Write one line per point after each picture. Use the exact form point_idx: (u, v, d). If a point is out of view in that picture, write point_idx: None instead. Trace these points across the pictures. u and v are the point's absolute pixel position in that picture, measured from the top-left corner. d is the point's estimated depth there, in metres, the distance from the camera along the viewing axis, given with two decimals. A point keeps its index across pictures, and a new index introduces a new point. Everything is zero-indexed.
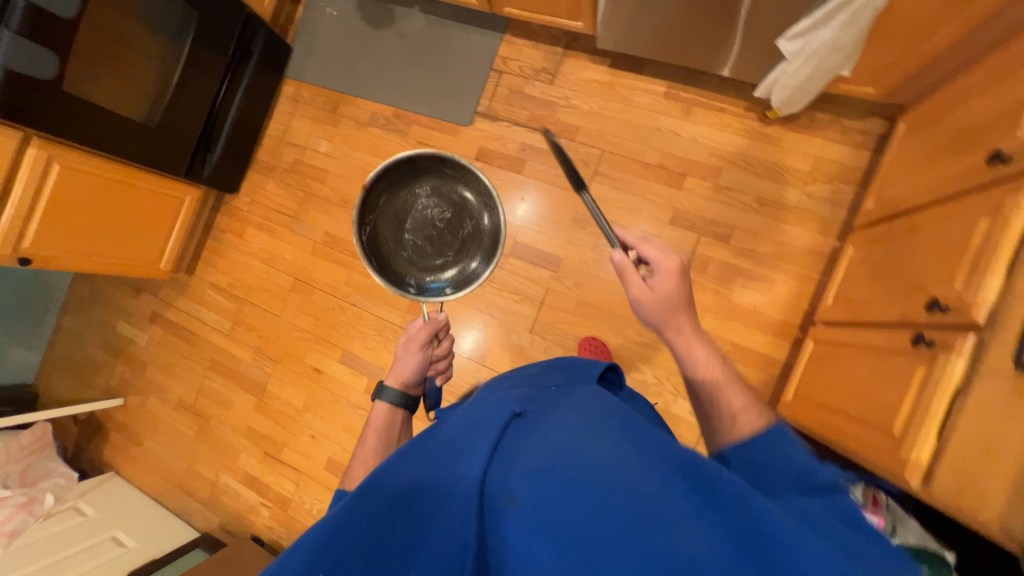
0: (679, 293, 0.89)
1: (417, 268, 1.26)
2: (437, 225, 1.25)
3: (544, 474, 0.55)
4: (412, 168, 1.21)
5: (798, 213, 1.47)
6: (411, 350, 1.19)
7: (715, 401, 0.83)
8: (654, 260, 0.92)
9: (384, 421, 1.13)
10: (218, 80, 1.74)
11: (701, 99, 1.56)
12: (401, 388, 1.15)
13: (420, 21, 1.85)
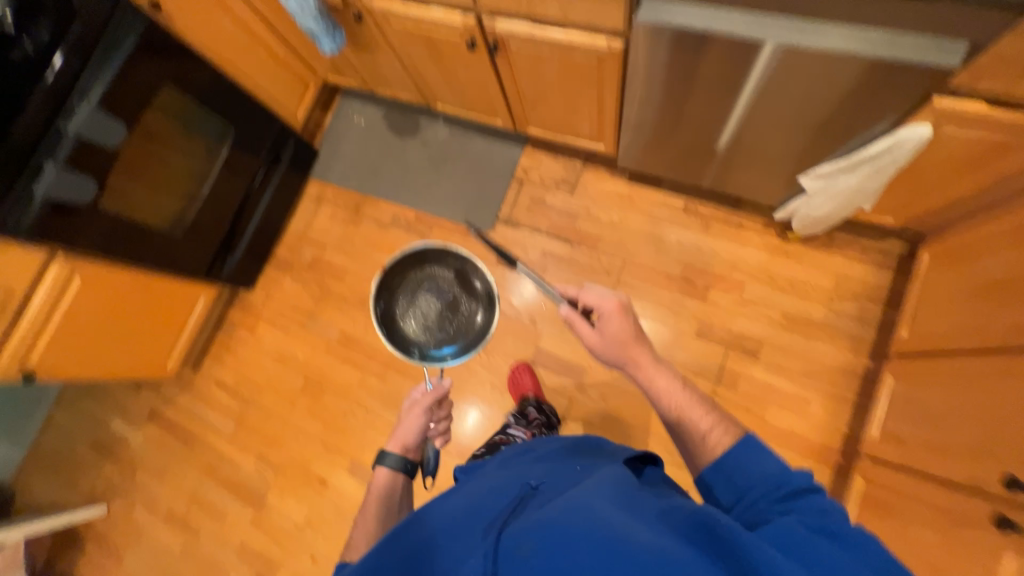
0: (626, 330, 0.99)
1: (426, 339, 1.30)
2: (441, 306, 1.31)
3: (540, 524, 0.60)
4: (414, 260, 1.28)
5: (826, 330, 1.46)
6: (414, 412, 1.12)
7: (684, 423, 0.86)
8: (601, 305, 1.04)
9: (384, 487, 1.06)
10: (246, 185, 1.79)
11: (719, 215, 1.62)
12: (400, 452, 1.08)
13: (444, 132, 1.95)
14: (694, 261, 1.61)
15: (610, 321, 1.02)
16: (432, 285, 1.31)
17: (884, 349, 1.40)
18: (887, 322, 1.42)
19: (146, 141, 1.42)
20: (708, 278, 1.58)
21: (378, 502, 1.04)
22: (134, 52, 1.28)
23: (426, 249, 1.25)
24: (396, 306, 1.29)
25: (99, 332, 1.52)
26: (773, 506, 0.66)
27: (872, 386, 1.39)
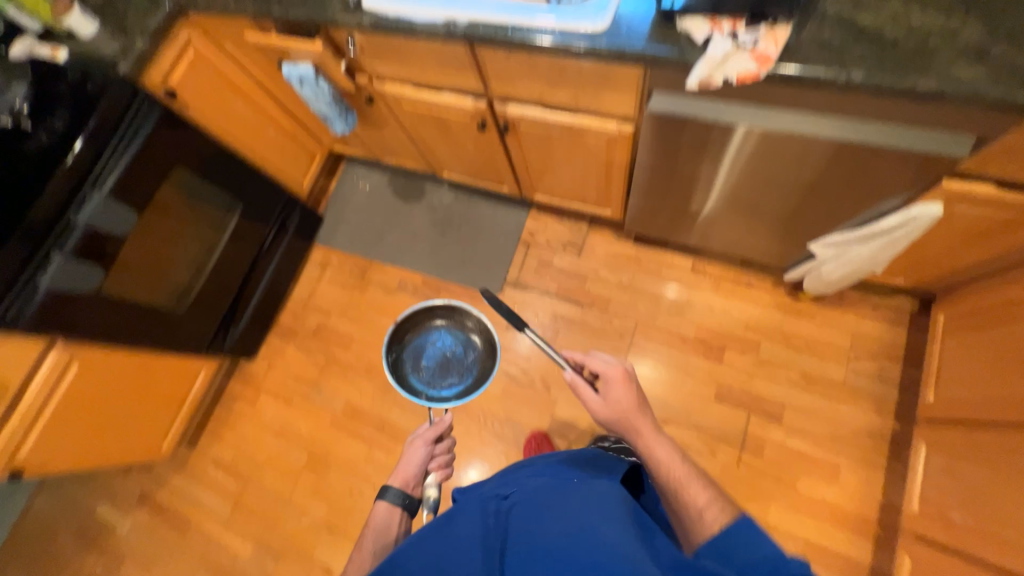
0: (628, 397, 1.03)
1: (435, 384, 1.38)
2: (449, 354, 1.39)
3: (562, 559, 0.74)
4: (424, 312, 1.37)
5: (847, 391, 1.44)
6: (416, 445, 1.12)
7: (681, 497, 0.89)
8: (605, 371, 1.06)
9: (380, 524, 1.00)
10: (251, 257, 1.78)
11: (727, 274, 1.63)
12: (401, 486, 1.05)
13: (449, 197, 1.99)
14: (707, 321, 1.60)
15: (612, 388, 1.05)
16: (440, 336, 1.39)
17: (908, 410, 1.38)
18: (908, 381, 1.41)
19: (160, 213, 1.41)
20: (723, 339, 1.57)
21: (373, 540, 0.98)
22: (148, 139, 1.29)
23: (435, 303, 1.35)
24: (408, 358, 1.38)
25: (94, 418, 1.45)
26: None
27: (902, 449, 1.36)
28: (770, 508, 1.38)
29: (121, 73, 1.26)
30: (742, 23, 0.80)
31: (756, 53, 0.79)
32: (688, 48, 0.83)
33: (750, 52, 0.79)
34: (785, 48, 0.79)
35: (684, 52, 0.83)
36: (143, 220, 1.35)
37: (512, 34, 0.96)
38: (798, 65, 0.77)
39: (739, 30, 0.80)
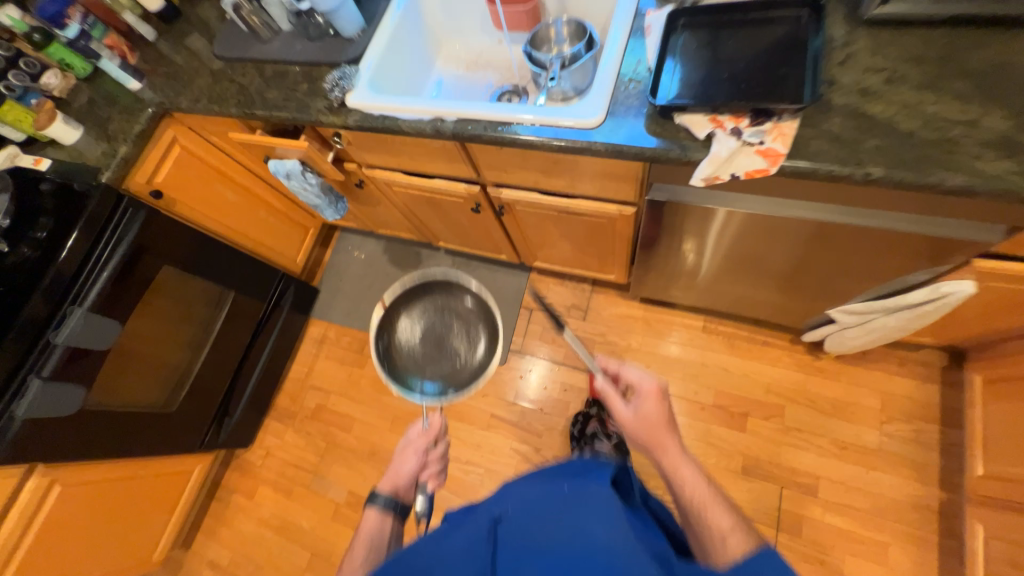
0: (659, 413, 0.85)
1: (428, 376, 0.86)
2: (444, 334, 0.87)
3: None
4: (415, 284, 0.88)
5: (883, 458, 1.34)
6: (406, 451, 1.00)
7: (703, 522, 0.69)
8: (641, 381, 0.89)
9: (368, 536, 0.87)
10: (245, 344, 1.72)
11: (741, 333, 1.56)
12: (391, 494, 0.92)
13: (446, 262, 1.94)
14: (725, 386, 1.52)
15: (644, 401, 0.87)
16: (434, 310, 0.88)
17: (954, 478, 1.28)
18: (949, 445, 1.31)
19: (149, 311, 1.37)
20: (745, 404, 1.48)
21: (361, 553, 0.84)
22: (133, 244, 1.25)
23: (431, 270, 0.87)
24: (398, 338, 0.86)
25: (78, 539, 1.35)
26: None
27: (954, 524, 1.25)
28: None
29: (102, 182, 1.22)
30: (745, 120, 0.76)
31: (763, 150, 0.74)
32: (689, 146, 0.78)
33: (757, 150, 0.74)
34: (793, 144, 0.74)
35: (685, 150, 0.79)
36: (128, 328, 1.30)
37: (502, 133, 0.92)
38: (809, 163, 0.72)
39: (742, 127, 0.76)
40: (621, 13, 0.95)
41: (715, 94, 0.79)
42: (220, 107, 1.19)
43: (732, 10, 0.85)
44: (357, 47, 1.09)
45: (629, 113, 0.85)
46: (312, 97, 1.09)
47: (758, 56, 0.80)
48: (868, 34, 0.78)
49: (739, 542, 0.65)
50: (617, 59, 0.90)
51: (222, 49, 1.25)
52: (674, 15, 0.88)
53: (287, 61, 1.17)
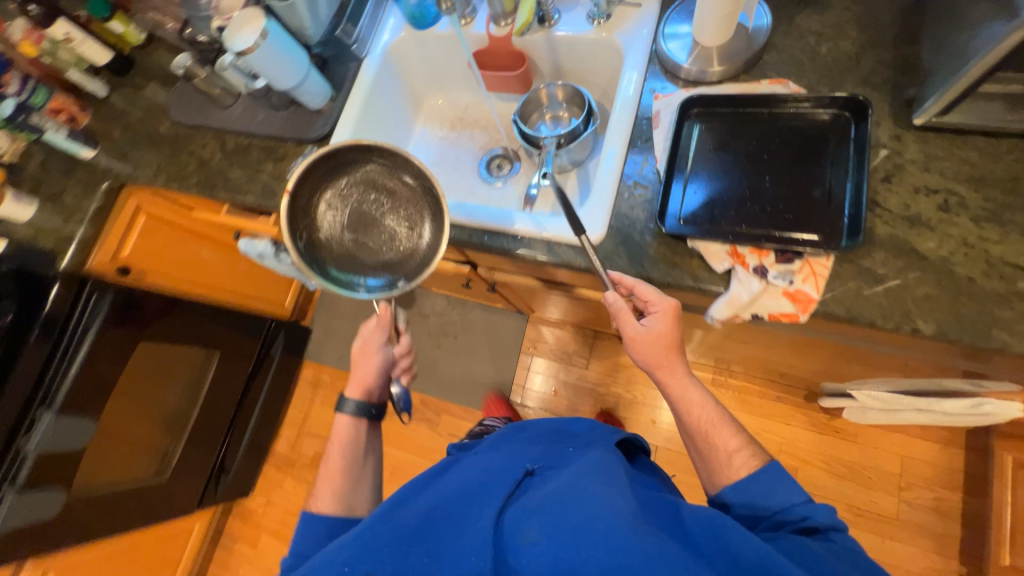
0: (670, 343, 0.73)
1: (368, 268, 0.77)
2: (383, 222, 0.77)
3: (545, 513, 0.58)
4: (330, 162, 0.74)
5: (900, 526, 1.30)
6: (366, 350, 0.87)
7: (710, 441, 0.74)
8: (653, 302, 0.70)
9: (345, 438, 0.85)
10: (235, 403, 1.65)
11: (751, 386, 1.48)
12: (361, 396, 0.85)
13: (441, 301, 1.84)
14: None
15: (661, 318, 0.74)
16: (372, 196, 0.77)
17: (976, 551, 1.23)
18: (972, 515, 1.26)
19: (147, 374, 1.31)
20: None
21: (340, 457, 0.83)
22: (98, 338, 1.16)
23: (338, 145, 0.72)
24: (325, 224, 0.75)
25: None
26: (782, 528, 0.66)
27: None
28: None
29: (61, 270, 1.13)
30: (772, 257, 0.64)
31: (792, 293, 0.63)
32: (703, 278, 0.68)
33: (786, 293, 0.63)
34: (826, 287, 0.63)
35: (698, 282, 0.68)
36: (109, 409, 1.22)
37: (489, 242, 0.82)
38: (844, 312, 0.62)
39: (767, 265, 0.64)
40: (625, 92, 0.81)
41: (735, 218, 0.67)
42: (180, 185, 1.07)
43: (757, 102, 0.71)
44: (326, 125, 0.97)
45: (633, 229, 0.73)
46: (280, 183, 0.98)
47: (787, 169, 0.67)
48: (918, 143, 0.66)
49: (745, 459, 0.72)
50: (620, 155, 0.77)
51: (179, 115, 1.11)
52: (687, 107, 0.74)
53: (250, 134, 1.04)
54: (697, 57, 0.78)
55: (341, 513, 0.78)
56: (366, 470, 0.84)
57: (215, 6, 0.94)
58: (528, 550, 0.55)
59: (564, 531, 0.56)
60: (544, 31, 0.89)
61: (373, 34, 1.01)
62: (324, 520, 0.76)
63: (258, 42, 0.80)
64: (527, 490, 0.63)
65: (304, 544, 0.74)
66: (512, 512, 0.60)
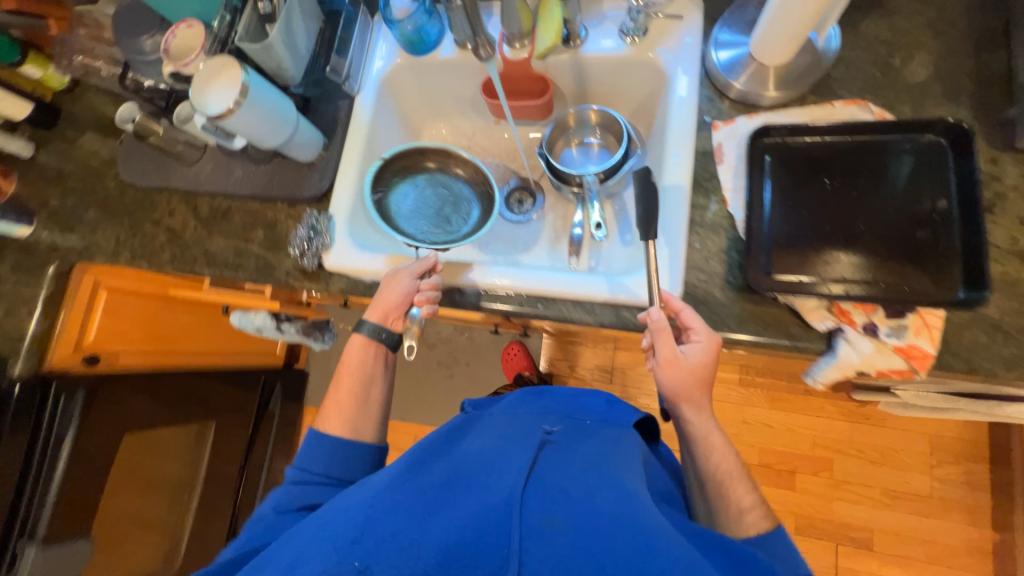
0: (699, 385, 0.64)
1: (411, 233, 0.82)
2: (441, 206, 0.85)
3: (563, 496, 0.53)
4: (415, 151, 0.83)
5: (935, 503, 1.34)
6: (397, 271, 0.74)
7: (722, 492, 0.63)
8: (698, 332, 0.62)
9: (356, 360, 0.76)
10: (238, 472, 1.49)
11: (780, 383, 1.46)
12: (381, 320, 0.74)
13: (448, 328, 1.72)
14: (771, 443, 1.44)
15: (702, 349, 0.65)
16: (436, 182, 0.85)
17: (1007, 519, 1.29)
18: (1000, 484, 1.31)
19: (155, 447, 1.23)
20: (792, 461, 1.43)
21: (352, 380, 0.76)
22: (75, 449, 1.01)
23: (436, 146, 0.83)
24: (394, 201, 0.83)
25: None
26: None
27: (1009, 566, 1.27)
28: None
29: (14, 376, 0.95)
30: (879, 312, 0.58)
31: (905, 349, 0.57)
32: (800, 337, 0.61)
33: (900, 351, 0.57)
34: (941, 339, 0.57)
35: (795, 342, 0.62)
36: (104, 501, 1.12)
37: (545, 310, 0.73)
38: (963, 365, 0.57)
39: (876, 321, 0.58)
40: (680, 122, 0.71)
41: (831, 268, 0.61)
42: (150, 262, 0.90)
43: (835, 130, 0.64)
44: (324, 180, 0.83)
45: (712, 285, 0.66)
46: (276, 254, 0.83)
47: (881, 207, 0.61)
48: (1017, 166, 0.61)
49: (757, 519, 0.62)
50: (686, 198, 0.68)
51: (133, 175, 0.93)
52: (757, 140, 0.66)
53: (229, 195, 0.88)
54: (730, 65, 0.70)
55: (345, 437, 0.74)
56: (374, 399, 0.77)
57: (163, 48, 0.76)
58: (548, 539, 0.48)
59: (590, 521, 0.50)
60: (569, 52, 0.78)
61: (364, 64, 0.86)
62: (332, 441, 0.73)
63: (240, 103, 0.65)
64: (545, 469, 0.58)
65: (308, 460, 0.71)
66: (536, 486, 0.54)
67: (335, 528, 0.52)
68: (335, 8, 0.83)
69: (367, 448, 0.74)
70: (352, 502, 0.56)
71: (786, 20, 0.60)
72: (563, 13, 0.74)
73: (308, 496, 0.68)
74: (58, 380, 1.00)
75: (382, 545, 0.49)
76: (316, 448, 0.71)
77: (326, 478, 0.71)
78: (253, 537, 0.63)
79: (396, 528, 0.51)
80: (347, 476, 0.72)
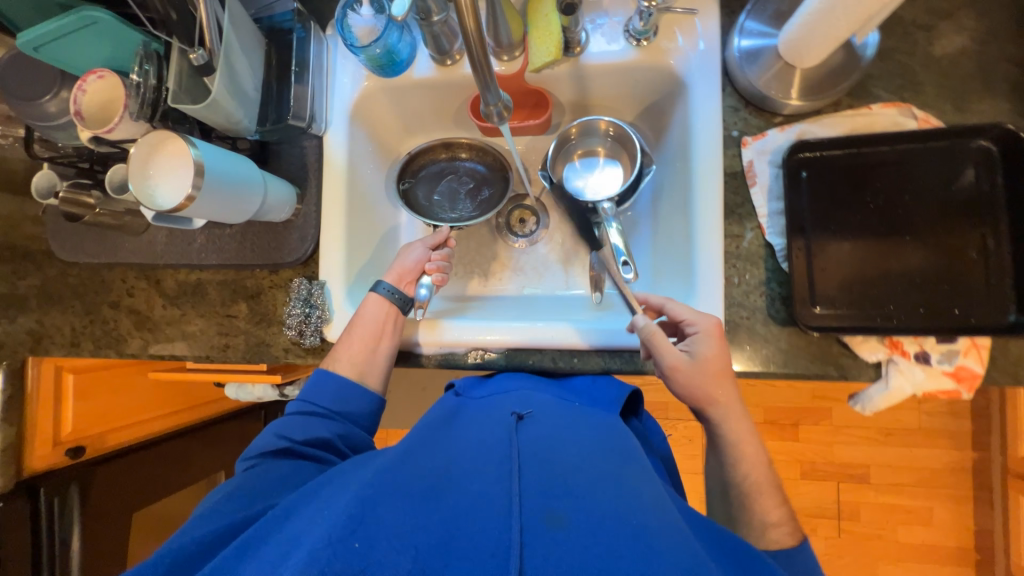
0: (718, 389, 0.59)
1: (430, 216, 0.79)
2: (462, 191, 0.81)
3: (564, 486, 0.47)
4: (441, 145, 0.80)
5: (924, 434, 1.45)
6: (411, 244, 0.75)
7: (745, 503, 0.59)
8: (695, 327, 0.60)
9: (365, 319, 0.68)
10: None
11: None
12: (392, 281, 0.71)
13: None
14: (775, 401, 1.50)
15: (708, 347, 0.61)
16: (455, 172, 0.81)
17: (986, 439, 1.41)
18: (980, 410, 1.42)
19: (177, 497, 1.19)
20: (795, 415, 1.50)
21: (360, 334, 0.68)
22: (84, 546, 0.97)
23: (458, 139, 0.79)
24: (419, 194, 0.79)
25: None
26: None
27: (986, 479, 1.41)
28: (878, 564, 1.45)
29: None
30: (930, 338, 0.57)
31: (955, 372, 0.57)
32: (849, 368, 0.60)
33: (949, 374, 0.57)
34: (988, 358, 0.57)
35: (844, 374, 0.60)
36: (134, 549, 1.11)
37: (580, 365, 0.70)
38: (1010, 379, 0.57)
39: (928, 348, 0.57)
40: (704, 138, 0.64)
41: (882, 298, 0.58)
42: (120, 352, 0.79)
43: (876, 141, 0.59)
44: (306, 242, 0.73)
45: (755, 321, 0.62)
46: (268, 329, 0.74)
47: (928, 224, 0.58)
48: None
49: (782, 537, 0.56)
50: (718, 229, 0.63)
51: (71, 254, 0.79)
52: (792, 157, 0.61)
53: (196, 267, 0.76)
54: (749, 54, 0.63)
55: (350, 378, 0.67)
56: (381, 354, 0.69)
57: (73, 110, 0.59)
58: (551, 535, 0.41)
59: (594, 516, 0.43)
60: (568, 63, 0.68)
61: (326, 93, 0.73)
62: (336, 380, 0.66)
63: (199, 186, 0.54)
64: (547, 454, 0.52)
65: (313, 391, 0.66)
66: (535, 475, 0.48)
67: (325, 516, 0.45)
68: (282, 25, 0.70)
69: (370, 394, 0.67)
70: (343, 489, 0.49)
71: (827, 20, 0.53)
72: (561, 23, 0.63)
73: (307, 426, 0.63)
74: (46, 485, 0.92)
75: (379, 534, 0.42)
76: (321, 379, 0.66)
77: (330, 414, 0.65)
78: (226, 497, 0.55)
79: (394, 518, 0.44)
80: (349, 415, 0.66)
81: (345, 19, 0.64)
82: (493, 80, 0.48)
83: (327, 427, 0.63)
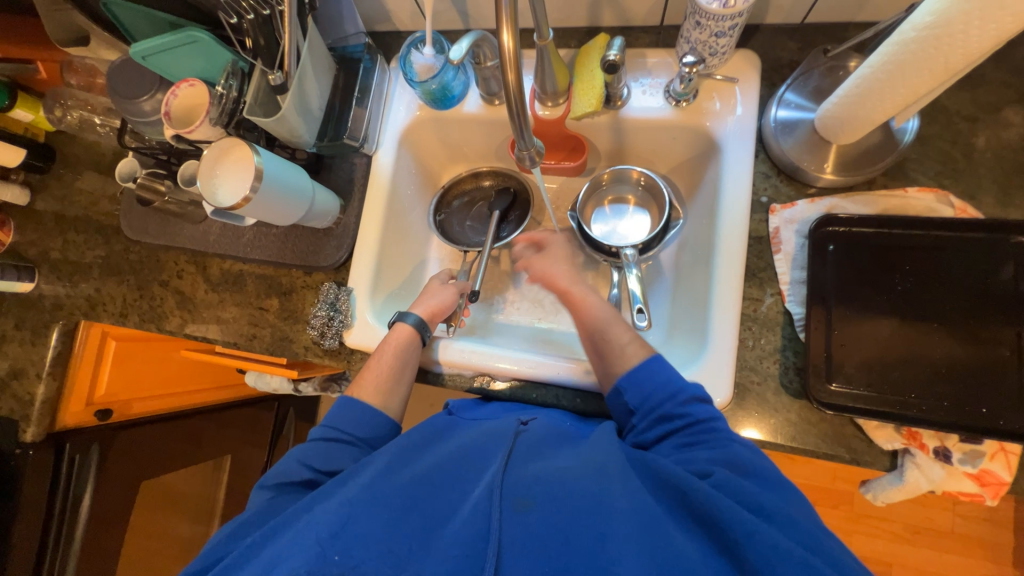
0: (568, 270, 0.73)
1: (460, 240, 0.84)
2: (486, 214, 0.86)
3: (539, 482, 0.48)
4: (467, 176, 0.87)
5: (956, 540, 1.31)
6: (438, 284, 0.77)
7: (606, 338, 0.65)
8: (542, 238, 0.77)
9: (399, 349, 0.69)
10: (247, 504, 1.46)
11: None
12: (422, 314, 0.72)
13: None
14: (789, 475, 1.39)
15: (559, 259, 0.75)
16: (485, 199, 0.87)
17: None
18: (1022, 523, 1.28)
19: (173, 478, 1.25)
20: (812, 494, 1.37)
21: (388, 362, 0.68)
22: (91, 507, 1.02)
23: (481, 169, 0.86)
24: (453, 223, 0.85)
25: None
26: (677, 410, 0.55)
27: None
28: None
29: (27, 440, 0.91)
30: (953, 435, 0.55)
31: (979, 475, 0.54)
32: (861, 452, 0.57)
33: (972, 476, 0.54)
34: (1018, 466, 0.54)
35: (856, 457, 0.58)
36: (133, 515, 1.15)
37: (583, 406, 0.70)
38: None
39: (949, 446, 0.55)
40: (729, 209, 0.65)
41: (904, 383, 0.56)
42: (160, 328, 0.86)
43: (907, 225, 0.59)
44: (341, 249, 0.78)
45: (767, 387, 0.61)
46: (294, 326, 0.79)
47: (961, 313, 0.56)
48: None
49: (636, 350, 0.62)
50: (735, 294, 0.62)
51: (136, 234, 0.87)
52: (819, 229, 0.61)
53: (241, 259, 0.83)
54: (785, 125, 0.65)
55: (372, 405, 0.66)
56: (403, 385, 0.68)
57: (163, 111, 0.67)
58: (519, 519, 0.45)
59: (556, 508, 0.46)
60: (609, 114, 0.72)
61: (382, 118, 0.80)
62: (361, 406, 0.65)
63: (256, 189, 0.61)
64: (528, 458, 0.52)
65: (337, 416, 0.65)
66: (513, 473, 0.50)
67: (314, 524, 0.47)
68: (352, 55, 0.78)
69: (390, 424, 0.66)
70: (334, 498, 0.50)
71: (859, 105, 0.54)
72: (604, 79, 0.68)
73: (330, 455, 0.62)
74: (72, 441, 0.98)
75: (363, 540, 0.44)
76: (346, 406, 0.65)
77: (355, 441, 0.63)
78: (234, 530, 0.55)
79: (376, 523, 0.46)
80: (372, 443, 0.64)
81: (408, 57, 0.71)
82: (528, 129, 0.51)
83: (351, 455, 0.62)
